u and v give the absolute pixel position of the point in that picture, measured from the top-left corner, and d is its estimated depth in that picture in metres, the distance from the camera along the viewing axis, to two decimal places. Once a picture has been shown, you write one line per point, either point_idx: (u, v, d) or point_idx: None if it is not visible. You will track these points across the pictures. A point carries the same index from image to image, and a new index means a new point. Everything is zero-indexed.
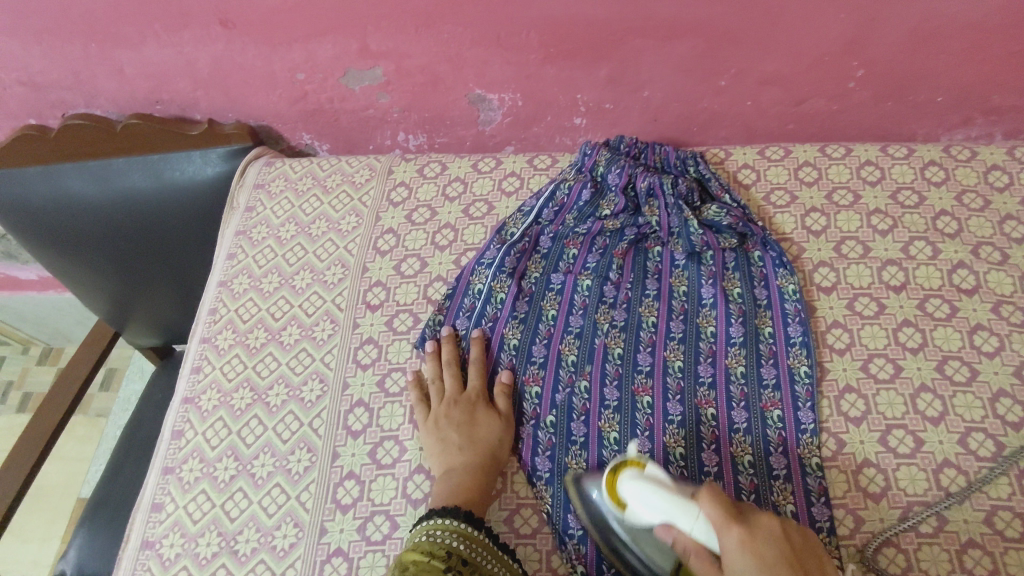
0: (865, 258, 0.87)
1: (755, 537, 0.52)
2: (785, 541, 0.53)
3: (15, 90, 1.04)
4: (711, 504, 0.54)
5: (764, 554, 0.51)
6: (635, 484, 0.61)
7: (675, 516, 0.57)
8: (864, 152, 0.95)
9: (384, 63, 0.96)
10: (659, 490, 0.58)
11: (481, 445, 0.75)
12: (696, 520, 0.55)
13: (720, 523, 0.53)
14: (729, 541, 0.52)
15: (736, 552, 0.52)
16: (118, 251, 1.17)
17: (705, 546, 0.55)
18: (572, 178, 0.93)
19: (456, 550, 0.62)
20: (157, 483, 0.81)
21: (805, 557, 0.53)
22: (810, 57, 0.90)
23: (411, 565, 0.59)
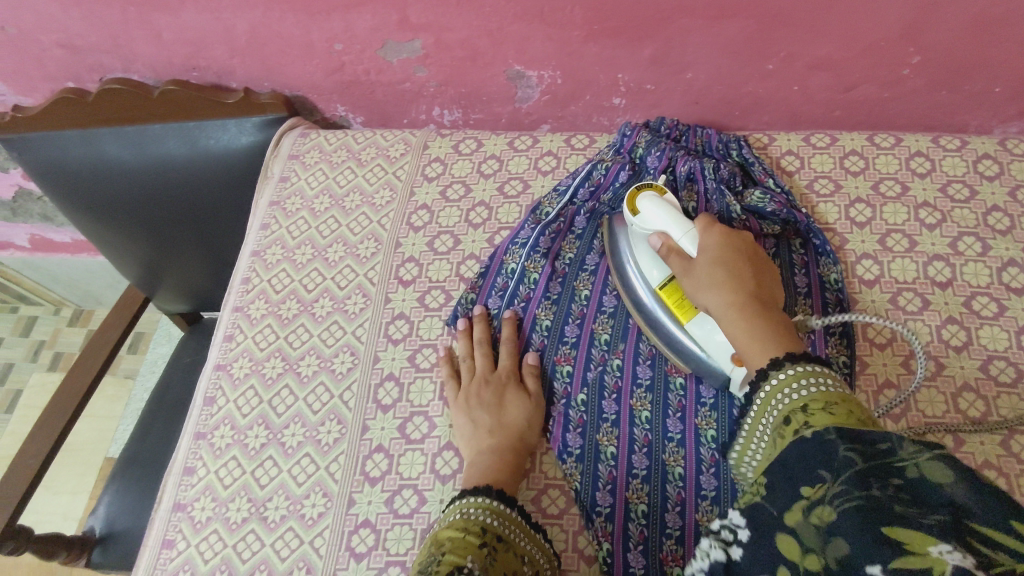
0: (911, 252, 0.84)
1: (727, 236, 0.70)
2: (750, 249, 0.70)
3: (55, 53, 1.04)
4: (704, 222, 0.72)
5: (726, 253, 0.68)
6: (655, 201, 0.75)
7: (671, 227, 0.73)
8: (914, 143, 0.92)
9: (423, 35, 0.94)
10: (669, 213, 0.74)
11: (511, 428, 0.75)
12: (687, 231, 0.72)
13: (706, 233, 0.70)
14: (708, 238, 0.70)
15: (709, 244, 0.69)
16: (151, 216, 1.18)
17: (688, 245, 0.71)
18: (610, 159, 0.92)
19: (490, 525, 0.63)
20: (189, 447, 0.82)
21: (761, 266, 0.69)
22: (864, 42, 0.87)
23: (447, 542, 0.60)
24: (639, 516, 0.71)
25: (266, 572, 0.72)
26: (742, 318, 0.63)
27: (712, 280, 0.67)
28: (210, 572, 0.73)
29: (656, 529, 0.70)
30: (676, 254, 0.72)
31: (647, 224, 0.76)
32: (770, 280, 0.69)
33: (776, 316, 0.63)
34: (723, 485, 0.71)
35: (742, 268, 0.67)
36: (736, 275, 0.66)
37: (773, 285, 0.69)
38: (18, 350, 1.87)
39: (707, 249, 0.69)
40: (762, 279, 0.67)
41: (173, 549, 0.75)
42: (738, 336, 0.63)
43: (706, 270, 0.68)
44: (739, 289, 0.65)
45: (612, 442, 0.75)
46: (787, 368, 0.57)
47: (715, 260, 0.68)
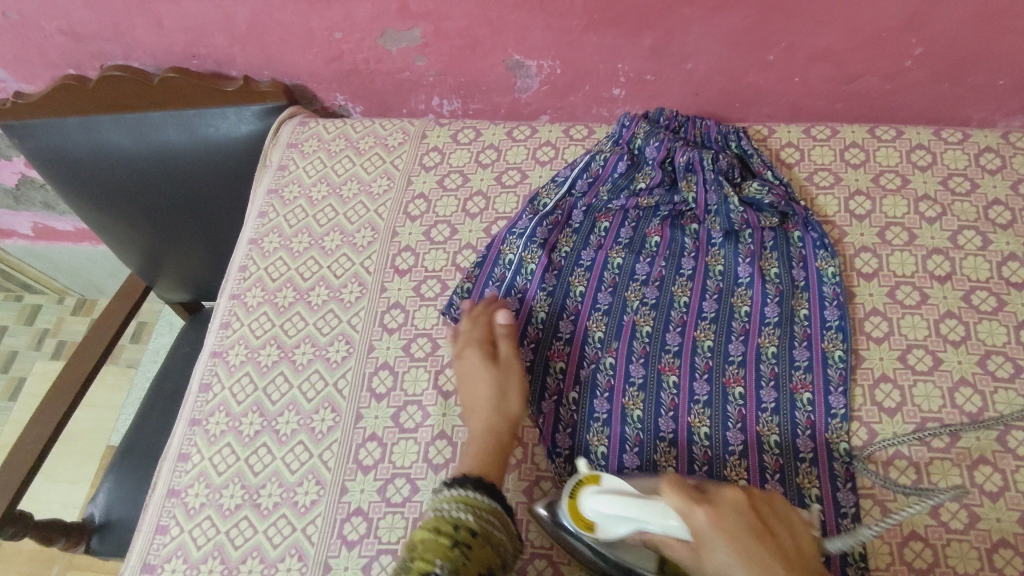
0: (910, 245, 0.84)
1: (719, 512, 0.56)
2: (751, 510, 0.57)
3: (57, 39, 1.04)
4: (677, 498, 0.57)
5: (730, 533, 0.55)
6: (597, 495, 0.61)
7: (643, 520, 0.58)
8: (916, 135, 0.91)
9: (422, 24, 0.94)
10: (619, 496, 0.60)
11: (484, 403, 0.73)
12: (663, 517, 0.57)
13: (687, 508, 0.56)
14: (698, 522, 0.55)
15: (708, 530, 0.55)
16: (152, 205, 1.19)
17: (677, 535, 0.57)
18: (608, 150, 0.91)
19: (465, 522, 0.60)
20: (184, 434, 0.82)
21: (778, 528, 0.57)
22: (866, 33, 0.86)
23: (419, 544, 0.58)
24: None
25: (258, 559, 0.72)
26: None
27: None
28: (203, 558, 0.73)
29: None
30: (668, 546, 0.59)
31: (608, 526, 0.61)
32: (792, 537, 0.57)
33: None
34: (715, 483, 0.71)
35: (754, 536, 0.55)
36: (757, 553, 0.54)
37: (796, 531, 0.58)
38: (21, 338, 1.88)
39: (703, 529, 0.55)
40: (785, 541, 0.56)
41: (166, 534, 0.76)
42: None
43: (727, 568, 0.54)
44: (761, 558, 0.54)
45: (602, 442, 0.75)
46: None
47: (733, 550, 0.55)
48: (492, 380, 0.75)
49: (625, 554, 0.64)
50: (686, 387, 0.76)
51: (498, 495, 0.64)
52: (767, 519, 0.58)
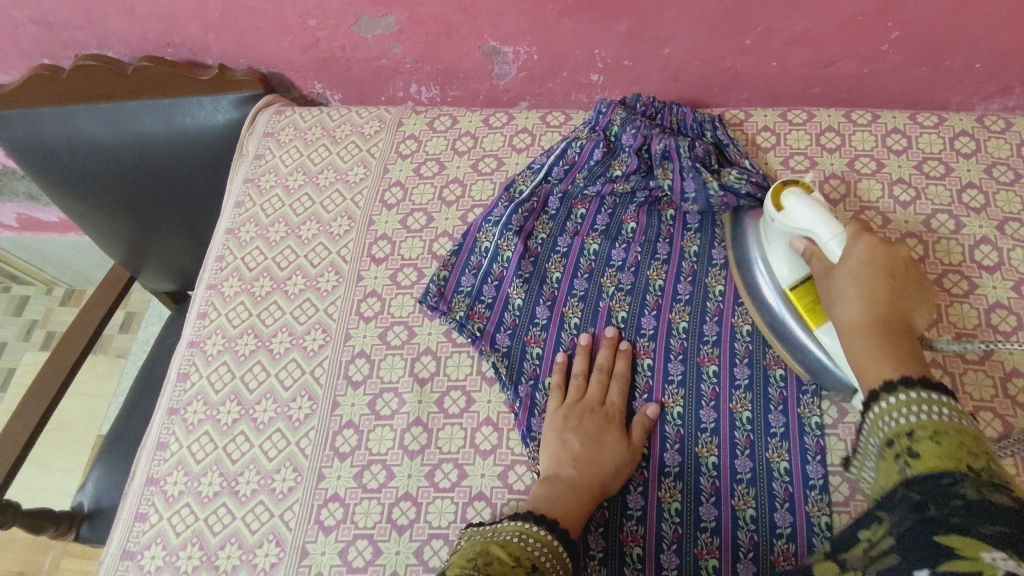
0: (883, 229, 0.84)
1: (877, 248, 0.63)
2: (904, 283, 0.61)
3: (29, 29, 1.03)
4: (854, 230, 0.65)
5: (873, 269, 0.62)
6: (799, 200, 0.70)
7: (817, 228, 0.67)
8: (892, 119, 0.91)
9: (396, 11, 0.93)
10: (814, 209, 0.68)
11: (593, 472, 0.69)
12: (834, 234, 0.66)
13: (854, 235, 0.64)
14: (856, 245, 0.64)
15: (853, 256, 0.63)
16: (132, 195, 1.18)
17: (830, 251, 0.66)
18: (584, 137, 0.91)
19: (541, 564, 0.58)
20: (162, 423, 0.83)
21: (917, 305, 0.61)
22: (841, 16, 0.86)
23: (494, 562, 0.55)
24: (601, 498, 0.72)
25: (236, 545, 0.73)
26: (875, 336, 0.57)
27: (848, 288, 0.61)
28: (182, 545, 0.74)
29: (617, 510, 0.71)
30: (817, 257, 0.67)
31: (793, 217, 0.70)
32: (918, 294, 0.62)
33: (908, 347, 0.56)
34: (686, 461, 0.72)
35: (889, 284, 0.61)
36: (881, 281, 0.61)
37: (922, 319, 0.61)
38: (10, 330, 1.89)
39: (851, 253, 0.63)
40: (914, 318, 0.60)
41: (145, 522, 0.77)
42: (859, 350, 0.58)
43: (842, 284, 0.62)
44: (874, 286, 0.60)
45: None
46: (900, 392, 0.51)
47: (857, 270, 0.62)
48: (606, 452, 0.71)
49: (766, 284, 0.74)
50: (660, 356, 0.78)
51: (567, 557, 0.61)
52: (910, 283, 0.62)
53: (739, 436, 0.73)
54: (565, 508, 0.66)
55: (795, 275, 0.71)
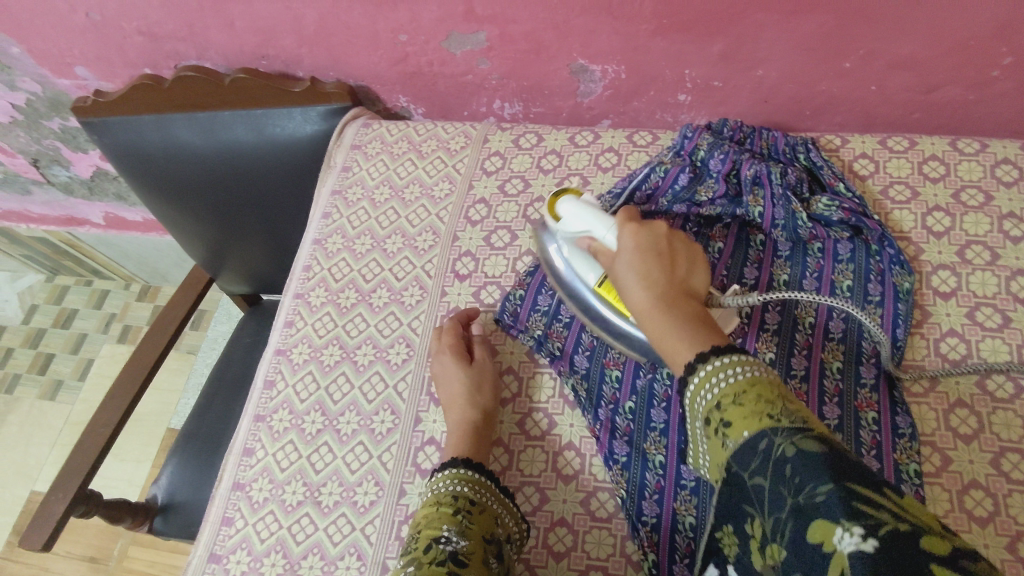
0: (992, 265, 0.80)
1: (639, 232, 0.65)
2: (666, 241, 0.65)
3: (134, 40, 1.08)
4: (622, 217, 0.68)
5: (642, 244, 0.64)
6: (568, 202, 0.74)
7: (594, 227, 0.71)
8: (1002, 149, 0.86)
9: (488, 27, 0.94)
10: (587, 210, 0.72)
11: (456, 391, 0.78)
12: (609, 229, 0.69)
13: (620, 222, 0.68)
14: (623, 237, 0.66)
15: (626, 238, 0.65)
16: (218, 201, 1.22)
17: (609, 245, 0.69)
18: (669, 162, 0.88)
19: (463, 493, 0.67)
20: (249, 429, 0.85)
21: (681, 257, 0.64)
22: (953, 40, 0.82)
23: (423, 519, 0.65)
24: (686, 529, 0.70)
25: (318, 555, 0.74)
26: (659, 312, 0.58)
27: (631, 276, 0.63)
28: (266, 552, 0.76)
29: (703, 543, 0.69)
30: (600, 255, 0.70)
31: (568, 226, 0.74)
32: (687, 260, 0.64)
33: (688, 309, 0.58)
34: None
35: (658, 255, 0.63)
36: (650, 263, 0.63)
37: (693, 272, 0.64)
38: (91, 322, 1.98)
39: (622, 248, 0.66)
40: (678, 267, 0.63)
41: (231, 526, 0.78)
42: (655, 333, 0.58)
43: (623, 277, 0.64)
44: (652, 265, 0.62)
45: (659, 451, 0.74)
46: (710, 360, 0.51)
47: (635, 247, 0.64)
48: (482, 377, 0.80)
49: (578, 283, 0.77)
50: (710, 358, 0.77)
51: (491, 475, 0.71)
52: (677, 252, 0.64)
53: None
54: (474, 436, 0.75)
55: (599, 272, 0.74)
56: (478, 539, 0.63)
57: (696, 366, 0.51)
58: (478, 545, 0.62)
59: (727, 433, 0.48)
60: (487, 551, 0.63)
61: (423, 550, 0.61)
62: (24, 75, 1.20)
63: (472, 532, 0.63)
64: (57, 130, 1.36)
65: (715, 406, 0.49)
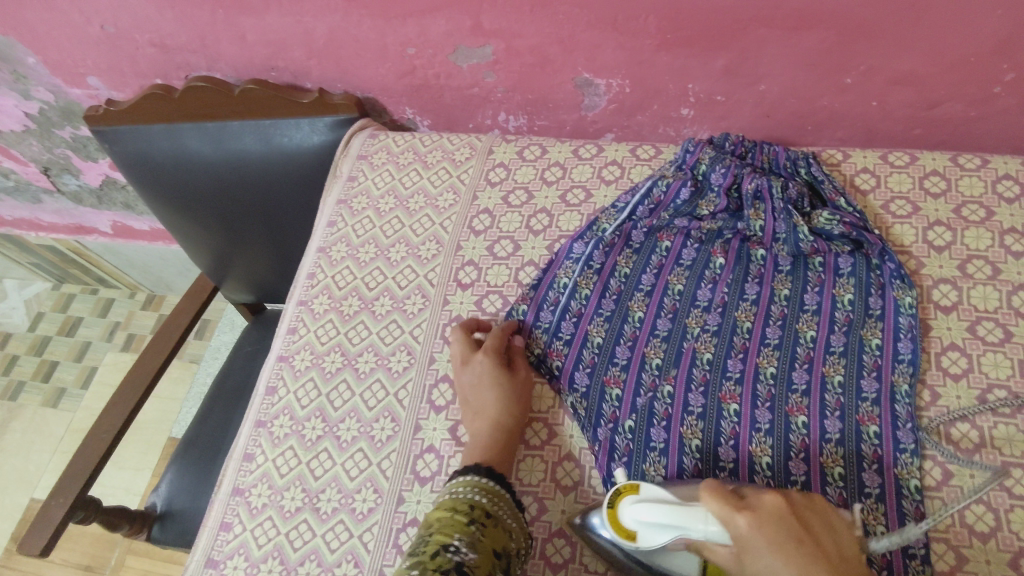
0: (993, 280, 0.80)
1: (760, 519, 0.54)
2: (792, 518, 0.55)
3: (147, 51, 1.10)
4: (721, 510, 0.55)
5: (773, 531, 0.53)
6: (632, 506, 0.62)
7: (685, 527, 0.58)
8: (1003, 164, 0.87)
9: (495, 41, 0.95)
10: (660, 501, 0.61)
11: (490, 409, 0.76)
12: (706, 523, 0.57)
13: (725, 516, 0.55)
14: (740, 531, 0.54)
15: (749, 536, 0.54)
16: (226, 210, 1.23)
17: (717, 541, 0.56)
18: (671, 175, 0.90)
19: (480, 504, 0.66)
20: (250, 434, 0.85)
21: (816, 529, 0.55)
22: (955, 57, 0.83)
23: (436, 522, 0.63)
24: None
25: (316, 562, 0.74)
26: None
27: None
28: (264, 558, 0.76)
29: None
30: (709, 555, 0.58)
31: (646, 535, 0.61)
32: (819, 527, 0.55)
33: None
34: None
35: (800, 546, 0.53)
36: (800, 557, 0.52)
37: (835, 534, 0.56)
38: (95, 330, 1.99)
39: (749, 547, 0.54)
40: (823, 541, 0.54)
41: (230, 531, 0.78)
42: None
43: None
44: (806, 563, 0.51)
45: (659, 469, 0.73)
46: None
47: (772, 549, 0.52)
48: (507, 383, 0.78)
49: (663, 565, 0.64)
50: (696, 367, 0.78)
51: (510, 487, 0.71)
52: (807, 518, 0.56)
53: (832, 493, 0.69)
54: (495, 446, 0.74)
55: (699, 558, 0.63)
56: (488, 553, 0.62)
57: None
58: (486, 560, 0.61)
59: None
60: (495, 566, 0.62)
61: (430, 555, 0.59)
62: (38, 84, 1.22)
63: (482, 546, 0.62)
64: (68, 139, 1.37)
65: None
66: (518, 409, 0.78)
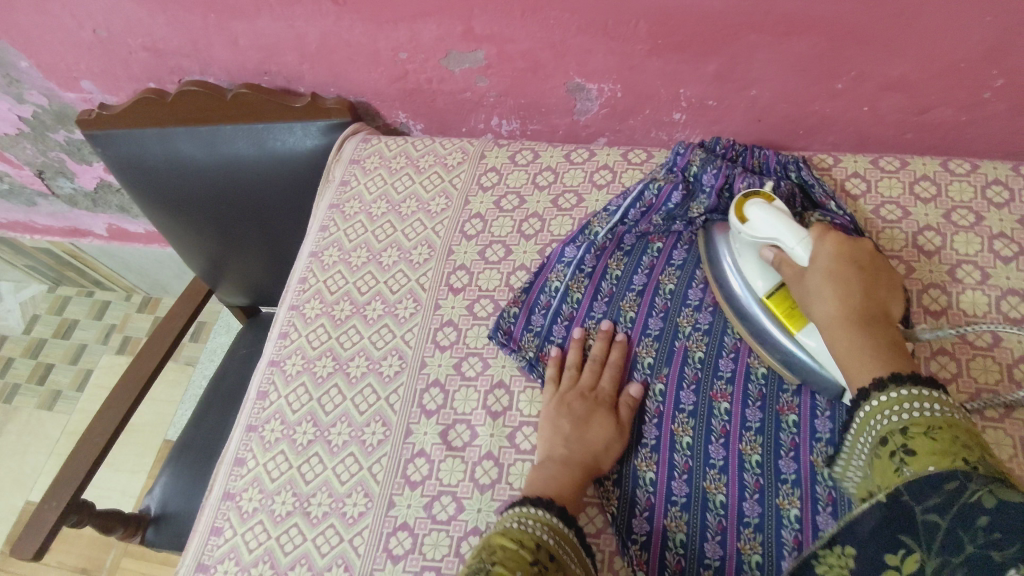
0: (983, 285, 0.80)
1: (842, 246, 0.70)
2: (869, 258, 0.70)
3: (140, 55, 1.10)
4: (818, 232, 0.71)
5: (845, 266, 0.69)
6: (761, 209, 0.74)
7: (784, 235, 0.72)
8: (992, 169, 0.87)
9: (487, 46, 0.95)
10: (780, 221, 0.73)
11: (594, 445, 0.73)
12: (799, 242, 0.71)
13: (819, 238, 0.70)
14: (824, 251, 0.70)
15: (828, 255, 0.69)
16: (219, 213, 1.23)
17: (799, 259, 0.71)
18: (662, 178, 0.88)
19: (543, 543, 0.59)
20: (241, 438, 0.85)
21: (883, 279, 0.70)
22: (945, 62, 0.83)
23: (498, 550, 0.56)
24: (676, 546, 0.70)
25: (306, 566, 0.74)
26: (847, 330, 0.65)
27: (822, 291, 0.67)
28: (254, 562, 0.76)
29: (693, 560, 0.69)
30: (787, 264, 0.72)
31: (756, 228, 0.74)
32: (885, 290, 0.69)
33: (881, 330, 0.64)
34: (767, 513, 0.69)
35: (855, 278, 0.68)
36: (851, 283, 0.68)
37: (892, 297, 0.69)
38: (91, 332, 1.99)
39: (817, 262, 0.69)
40: (881, 291, 0.69)
41: (220, 536, 0.78)
42: (840, 346, 0.65)
43: (812, 290, 0.68)
44: (850, 288, 0.67)
45: (650, 468, 0.74)
46: (890, 388, 0.58)
47: (828, 269, 0.68)
48: (602, 421, 0.75)
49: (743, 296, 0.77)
50: None
51: (573, 527, 0.63)
52: (880, 284, 0.69)
53: (822, 492, 0.69)
54: (566, 478, 0.69)
55: (769, 282, 0.75)
56: None
57: (874, 394, 0.59)
58: None
59: (907, 461, 0.53)
60: None
61: None
62: (31, 88, 1.22)
63: None
64: (62, 143, 1.38)
65: (898, 430, 0.56)
66: (604, 451, 0.73)
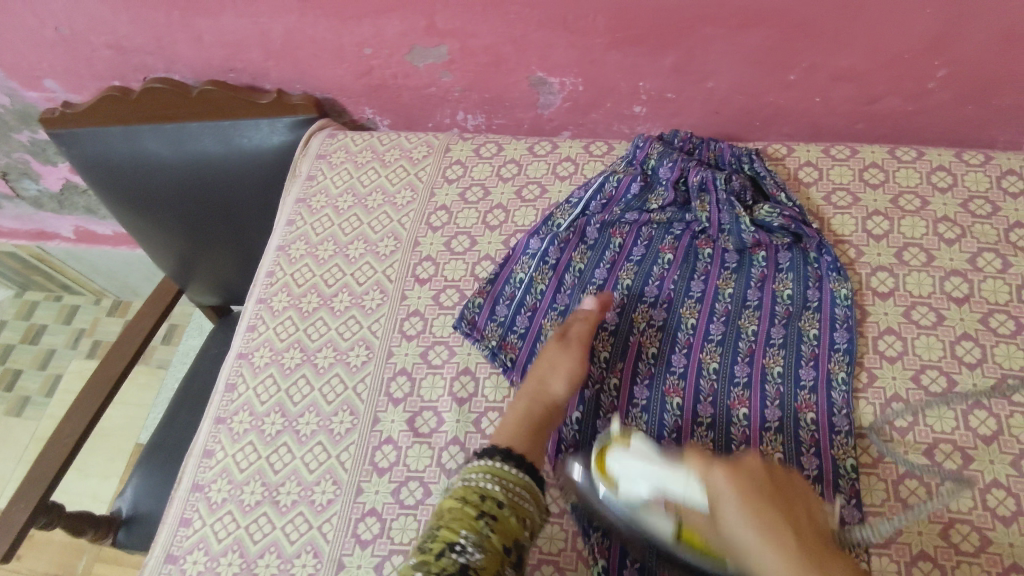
0: (928, 266, 0.84)
1: (737, 474, 0.56)
2: (767, 482, 0.56)
3: (104, 53, 1.10)
4: (700, 467, 0.58)
5: (748, 495, 0.55)
6: (622, 457, 0.63)
7: (665, 481, 0.59)
8: (937, 156, 0.91)
9: (450, 41, 0.97)
10: (647, 462, 0.61)
11: (540, 379, 0.76)
12: (685, 483, 0.58)
13: (706, 473, 0.57)
14: (716, 481, 0.56)
15: (723, 487, 0.56)
16: (188, 212, 1.23)
17: (694, 503, 0.58)
18: (621, 171, 0.92)
19: (492, 495, 0.65)
20: (210, 431, 0.85)
21: (789, 493, 0.57)
22: (890, 53, 0.87)
23: (448, 512, 0.64)
24: None
25: (275, 553, 0.75)
26: None
27: (751, 542, 0.53)
28: (223, 551, 0.76)
29: None
30: (685, 511, 0.59)
31: (630, 485, 0.62)
32: (801, 509, 0.56)
33: None
34: None
35: (768, 500, 0.55)
36: (772, 516, 0.54)
37: (809, 504, 0.58)
38: (59, 337, 1.96)
39: (723, 502, 0.55)
40: (797, 510, 0.56)
41: (189, 527, 0.79)
42: None
43: (734, 538, 0.54)
44: (776, 530, 0.53)
45: None
46: None
47: (743, 512, 0.54)
48: (552, 359, 0.78)
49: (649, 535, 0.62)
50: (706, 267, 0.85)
51: (526, 466, 0.69)
52: (785, 490, 0.57)
53: None
54: (515, 419, 0.74)
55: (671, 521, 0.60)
56: (497, 550, 0.62)
57: None
58: (493, 559, 0.62)
59: None
60: (502, 564, 0.62)
61: (435, 555, 0.61)
62: None
63: (490, 545, 0.62)
64: (26, 143, 1.36)
65: None
66: (555, 383, 0.76)
